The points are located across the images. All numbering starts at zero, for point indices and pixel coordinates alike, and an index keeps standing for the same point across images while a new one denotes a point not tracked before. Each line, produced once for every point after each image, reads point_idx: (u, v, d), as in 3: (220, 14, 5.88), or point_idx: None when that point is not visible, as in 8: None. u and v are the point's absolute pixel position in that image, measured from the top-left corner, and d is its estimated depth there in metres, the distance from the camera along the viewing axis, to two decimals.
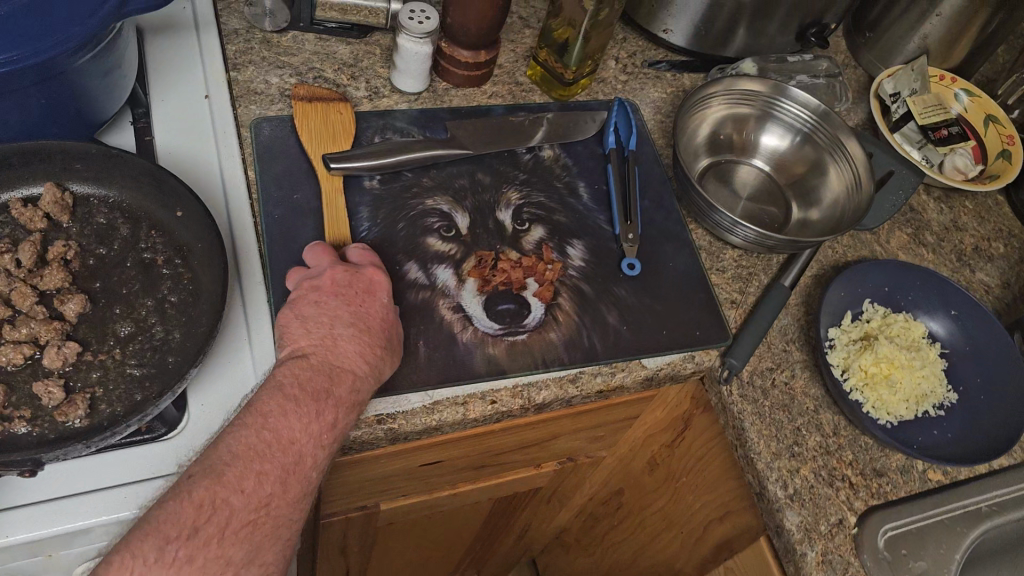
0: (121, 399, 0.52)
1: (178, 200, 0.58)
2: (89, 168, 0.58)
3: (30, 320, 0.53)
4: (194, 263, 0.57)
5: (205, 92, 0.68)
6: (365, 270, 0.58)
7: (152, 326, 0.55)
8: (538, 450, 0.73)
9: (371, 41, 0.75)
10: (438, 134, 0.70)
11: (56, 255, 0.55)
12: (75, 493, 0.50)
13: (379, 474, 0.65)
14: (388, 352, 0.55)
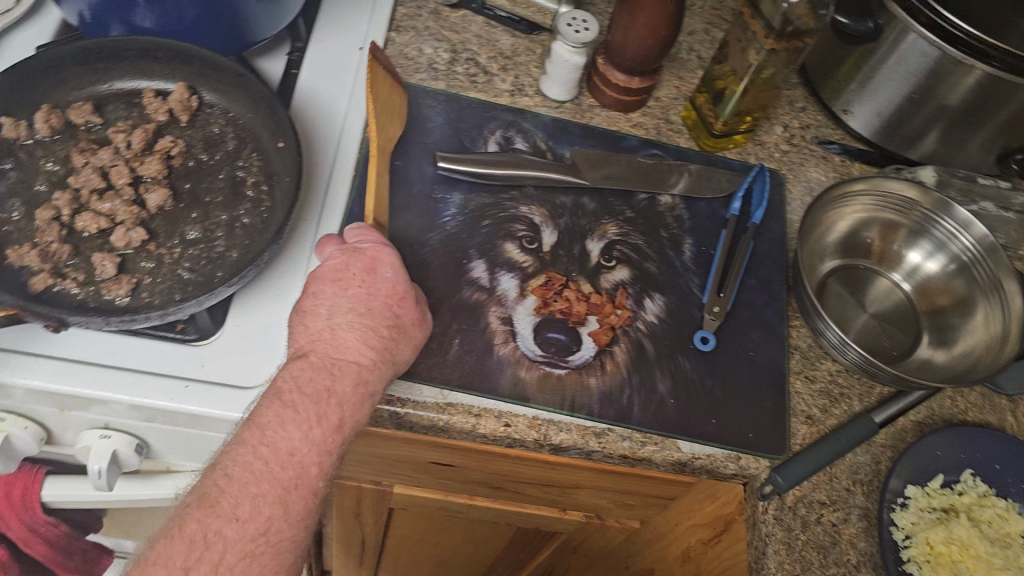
0: (162, 293, 0.54)
1: (283, 131, 0.60)
2: (222, 81, 0.62)
3: (116, 198, 0.56)
4: (277, 194, 0.59)
5: (360, 45, 0.71)
6: (369, 260, 0.53)
7: (217, 237, 0.57)
8: (562, 494, 0.67)
9: (536, 40, 0.74)
10: (560, 147, 0.67)
11: (163, 149, 0.59)
12: (96, 363, 0.53)
13: (388, 455, 0.63)
14: (400, 334, 0.52)
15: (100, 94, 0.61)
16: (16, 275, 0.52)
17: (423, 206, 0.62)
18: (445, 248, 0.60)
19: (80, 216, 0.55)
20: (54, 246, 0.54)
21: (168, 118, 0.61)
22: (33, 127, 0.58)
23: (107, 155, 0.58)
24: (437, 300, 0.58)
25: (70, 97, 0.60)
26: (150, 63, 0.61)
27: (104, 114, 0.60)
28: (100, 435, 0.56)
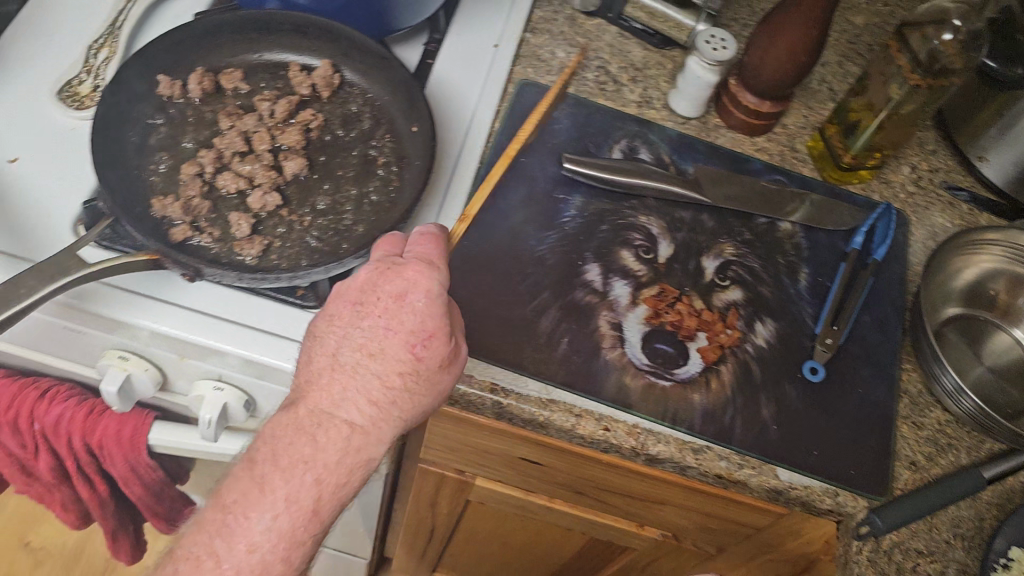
0: (290, 257, 0.56)
1: (418, 117, 0.61)
2: (363, 61, 0.64)
3: (256, 162, 0.58)
4: (406, 176, 0.60)
5: (495, 42, 0.72)
6: (399, 286, 0.47)
7: (346, 210, 0.58)
8: (643, 508, 0.67)
9: (668, 55, 0.74)
10: (683, 162, 0.67)
11: (303, 121, 0.61)
12: (220, 316, 0.55)
13: (478, 445, 0.63)
14: (420, 377, 0.46)
15: (248, 63, 0.63)
16: (159, 224, 0.55)
17: (545, 204, 0.62)
18: (562, 248, 0.61)
19: (222, 175, 0.57)
20: (196, 201, 0.56)
21: (311, 92, 0.62)
22: (185, 89, 0.61)
23: (251, 121, 0.60)
24: (550, 298, 0.59)
25: (221, 62, 0.63)
26: (300, 39, 0.64)
27: (251, 82, 0.63)
28: (214, 387, 0.58)
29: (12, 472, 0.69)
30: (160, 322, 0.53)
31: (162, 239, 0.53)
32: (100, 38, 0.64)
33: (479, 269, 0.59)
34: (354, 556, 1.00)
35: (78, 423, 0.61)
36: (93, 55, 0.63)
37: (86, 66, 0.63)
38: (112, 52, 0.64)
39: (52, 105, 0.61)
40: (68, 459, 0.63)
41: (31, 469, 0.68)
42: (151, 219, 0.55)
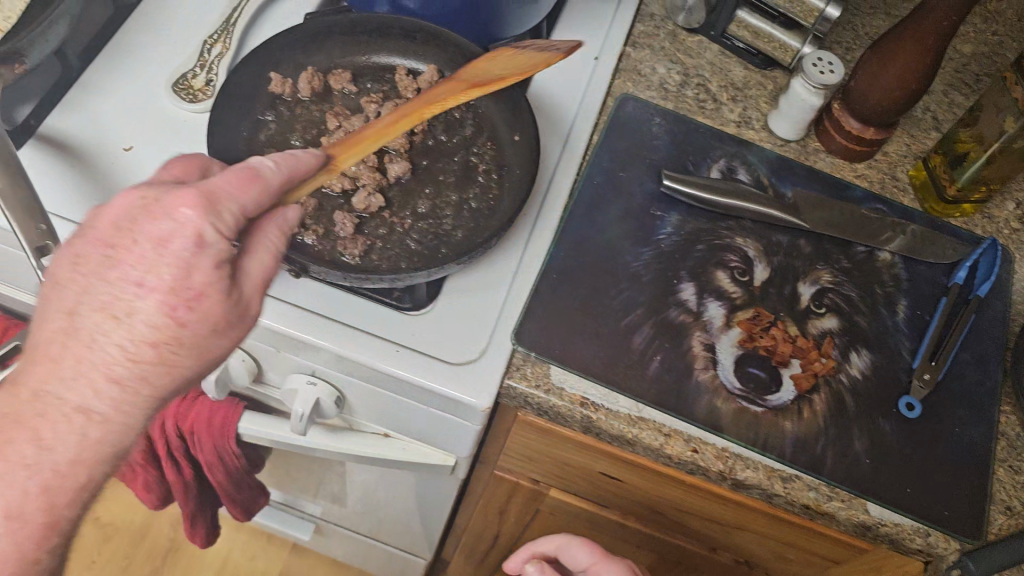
0: (390, 259, 0.56)
1: (520, 127, 0.61)
2: (468, 69, 0.63)
3: (361, 163, 0.59)
4: (506, 184, 0.61)
5: (595, 54, 0.71)
6: (161, 228, 0.40)
7: (447, 216, 0.59)
8: (719, 531, 0.66)
9: (770, 75, 0.73)
10: (782, 185, 0.66)
11: (408, 125, 0.61)
12: (321, 314, 0.57)
13: (558, 456, 0.63)
14: (182, 346, 0.41)
15: (356, 64, 0.64)
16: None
17: (642, 220, 0.62)
18: (657, 265, 0.61)
19: (328, 175, 0.58)
20: (302, 198, 0.57)
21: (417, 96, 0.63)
22: (296, 87, 0.62)
23: (358, 122, 0.61)
24: (643, 315, 0.58)
25: (331, 62, 0.64)
26: (408, 44, 0.64)
27: (359, 84, 0.64)
28: (307, 381, 0.59)
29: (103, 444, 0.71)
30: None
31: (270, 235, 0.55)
32: (216, 33, 0.66)
33: (574, 281, 0.59)
34: (415, 556, 1.01)
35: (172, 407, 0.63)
36: (207, 50, 0.65)
37: (200, 60, 0.65)
38: (225, 48, 0.65)
39: (168, 99, 0.63)
40: (160, 440, 0.65)
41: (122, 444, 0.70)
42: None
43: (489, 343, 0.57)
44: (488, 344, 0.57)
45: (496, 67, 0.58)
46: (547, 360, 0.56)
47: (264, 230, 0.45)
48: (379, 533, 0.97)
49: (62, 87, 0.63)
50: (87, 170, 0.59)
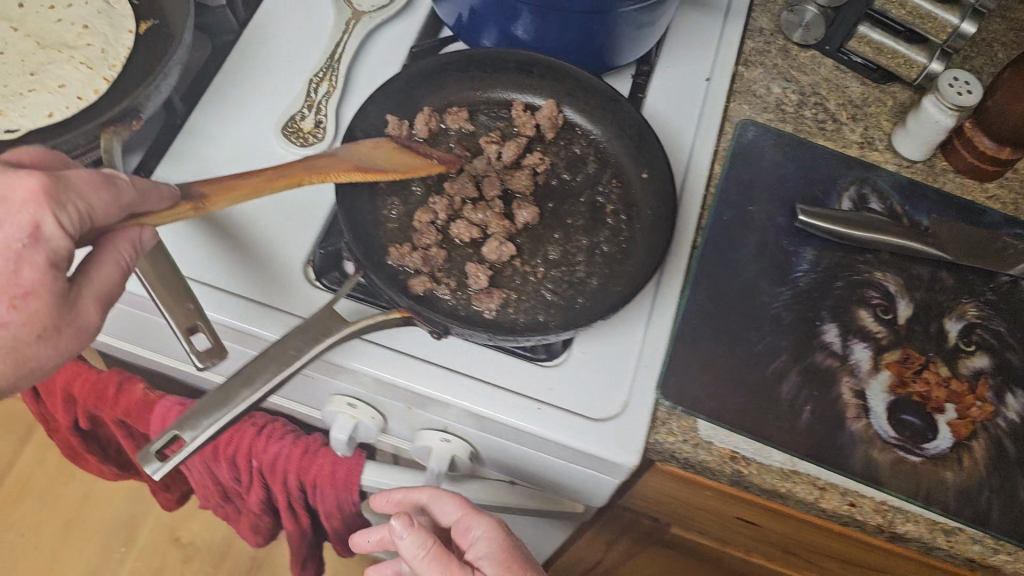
0: (526, 312, 0.54)
1: (649, 162, 0.59)
2: (588, 100, 0.61)
3: (487, 210, 0.57)
4: (637, 226, 0.58)
5: (706, 76, 0.68)
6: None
7: (581, 262, 0.56)
8: (852, 569, 0.65)
9: (888, 91, 0.69)
10: (917, 214, 0.63)
11: (532, 164, 0.59)
12: (456, 370, 0.54)
13: (693, 502, 0.62)
14: (2, 343, 0.41)
15: (473, 99, 0.62)
16: (397, 274, 0.54)
17: (777, 258, 0.60)
18: (797, 306, 0.58)
19: (455, 224, 0.56)
20: (432, 250, 0.55)
21: (535, 133, 0.60)
22: (411, 129, 0.59)
23: (481, 165, 0.58)
24: (788, 361, 0.56)
25: (447, 98, 0.61)
26: (524, 76, 0.62)
27: (474, 121, 0.61)
28: (442, 438, 0.57)
29: (213, 489, 0.70)
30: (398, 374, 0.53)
31: (403, 292, 0.53)
32: (320, 71, 0.63)
33: (714, 328, 0.57)
34: None
35: (293, 462, 0.61)
36: (314, 90, 0.62)
37: (307, 101, 0.62)
38: (332, 86, 0.62)
39: (277, 142, 0.60)
40: (280, 493, 0.64)
41: (233, 492, 0.69)
42: (391, 269, 0.54)
43: (630, 395, 0.55)
44: (629, 396, 0.55)
45: (385, 160, 0.55)
46: (695, 414, 0.54)
47: (116, 242, 0.44)
48: None
49: (171, 132, 0.61)
50: (209, 229, 0.58)
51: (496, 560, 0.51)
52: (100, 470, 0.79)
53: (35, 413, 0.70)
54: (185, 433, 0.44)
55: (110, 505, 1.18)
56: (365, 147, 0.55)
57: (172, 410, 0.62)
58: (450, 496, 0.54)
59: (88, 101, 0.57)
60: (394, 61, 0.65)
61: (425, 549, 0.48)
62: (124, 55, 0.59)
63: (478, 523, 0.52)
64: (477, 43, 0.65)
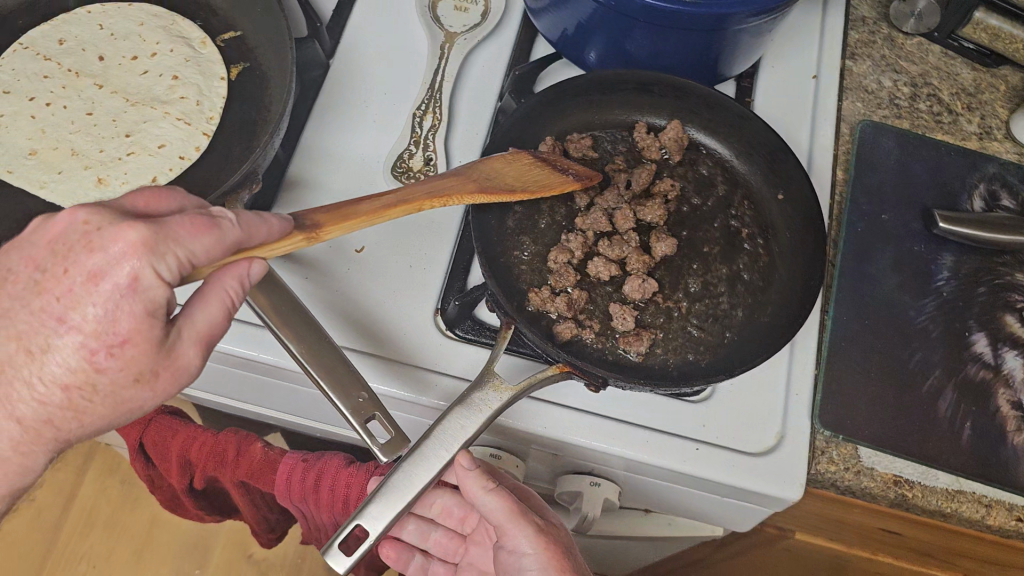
0: (676, 350, 0.52)
1: (784, 184, 0.58)
2: (715, 119, 0.60)
3: (624, 244, 0.55)
4: (774, 250, 0.57)
5: (813, 72, 0.66)
6: (93, 262, 0.36)
7: (723, 292, 0.54)
8: (992, 568, 0.65)
9: (1000, 75, 0.67)
10: None
11: (663, 189, 0.57)
12: (606, 416, 0.53)
13: (838, 518, 0.61)
14: (98, 389, 0.38)
15: (591, 121, 0.61)
16: (538, 320, 0.52)
17: (916, 268, 0.58)
18: (943, 316, 0.57)
19: (592, 261, 0.54)
20: (574, 294, 0.52)
21: (660, 157, 0.59)
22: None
23: (612, 198, 0.57)
24: (943, 376, 0.55)
25: (564, 126, 0.61)
26: (645, 96, 0.61)
27: (598, 148, 0.60)
28: (591, 482, 0.55)
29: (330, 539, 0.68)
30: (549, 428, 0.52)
31: (551, 340, 0.50)
32: (423, 103, 0.60)
33: (863, 348, 0.55)
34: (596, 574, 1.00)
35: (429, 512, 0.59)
36: (419, 124, 0.59)
37: (413, 137, 0.59)
38: (437, 119, 0.59)
39: (388, 185, 0.58)
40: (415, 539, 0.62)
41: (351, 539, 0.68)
42: (533, 314, 0.52)
43: (785, 426, 0.53)
44: (786, 427, 0.53)
45: (515, 176, 0.52)
46: (855, 441, 0.53)
47: (220, 280, 0.39)
48: None
49: (273, 181, 0.57)
50: (328, 281, 0.54)
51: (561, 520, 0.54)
52: (199, 517, 0.76)
53: (141, 476, 0.67)
54: (365, 523, 0.43)
55: (179, 531, 1.17)
56: (496, 163, 0.51)
57: (297, 468, 0.59)
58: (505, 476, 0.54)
59: (191, 159, 0.53)
60: (495, 87, 0.63)
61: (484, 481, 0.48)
62: (221, 105, 0.56)
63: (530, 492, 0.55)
64: (581, 58, 0.62)
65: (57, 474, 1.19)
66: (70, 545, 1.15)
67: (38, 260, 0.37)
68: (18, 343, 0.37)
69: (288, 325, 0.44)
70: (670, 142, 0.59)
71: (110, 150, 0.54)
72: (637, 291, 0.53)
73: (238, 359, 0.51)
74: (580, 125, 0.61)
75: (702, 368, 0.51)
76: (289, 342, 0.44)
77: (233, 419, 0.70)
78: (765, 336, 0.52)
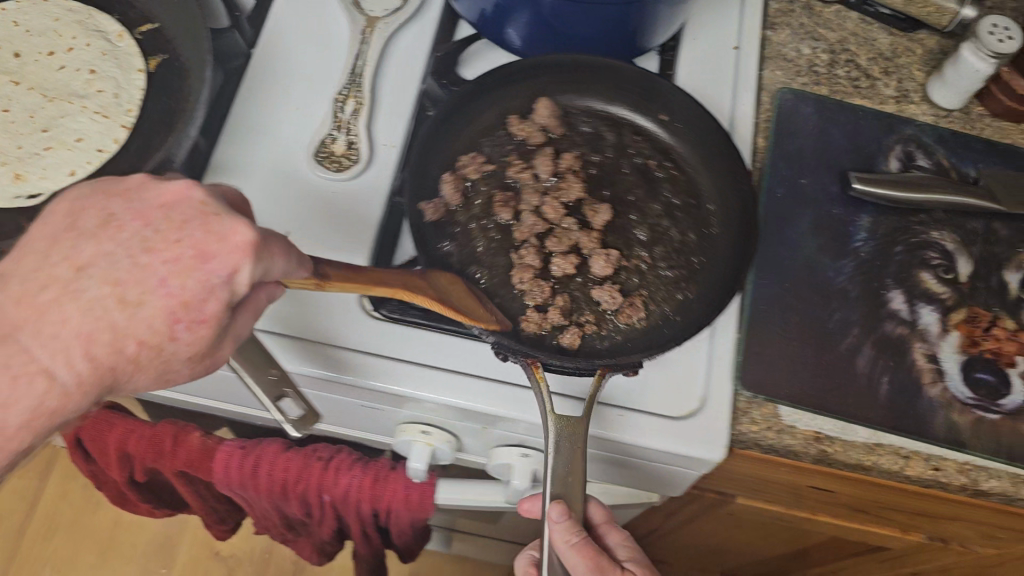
0: (666, 299, 0.54)
1: (664, 106, 0.61)
2: (572, 75, 0.62)
3: (570, 233, 0.56)
4: (688, 167, 0.60)
5: (734, 43, 0.66)
6: (205, 240, 0.36)
7: (671, 223, 0.57)
8: (923, 519, 0.67)
9: (917, 39, 0.68)
10: (964, 165, 0.62)
11: (567, 166, 0.59)
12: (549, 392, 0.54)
13: (769, 477, 0.62)
14: (159, 355, 0.36)
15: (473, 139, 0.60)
16: (541, 341, 0.52)
17: (834, 230, 0.59)
18: (862, 276, 0.58)
19: (554, 264, 0.55)
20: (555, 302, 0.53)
21: (545, 137, 0.61)
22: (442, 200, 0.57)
23: (535, 197, 0.58)
24: (861, 334, 0.56)
25: (461, 142, 0.60)
26: (503, 87, 0.61)
27: (491, 148, 0.60)
28: (521, 453, 0.57)
29: (277, 523, 0.70)
30: (605, 430, 0.52)
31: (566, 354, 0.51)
32: (343, 88, 0.60)
33: (783, 311, 0.57)
34: None
35: (365, 491, 0.61)
36: (341, 108, 0.60)
37: (335, 121, 0.60)
38: (359, 103, 0.60)
39: (311, 171, 0.58)
40: (354, 520, 0.64)
41: (299, 522, 0.69)
42: (534, 338, 0.52)
43: (707, 390, 0.54)
44: (708, 392, 0.54)
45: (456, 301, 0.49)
46: (775, 400, 0.54)
47: (254, 293, 0.41)
48: (524, 538, 0.97)
49: (195, 172, 0.57)
50: None
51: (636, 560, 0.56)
52: (150, 512, 0.76)
53: (83, 471, 0.68)
54: None
55: (144, 531, 1.17)
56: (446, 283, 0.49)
57: (236, 454, 0.60)
58: (597, 501, 0.57)
59: (109, 152, 0.54)
60: (418, 68, 0.63)
61: (582, 543, 0.48)
62: (140, 97, 0.56)
63: (612, 531, 0.57)
64: (503, 39, 0.63)
65: (16, 480, 1.19)
66: (33, 551, 1.15)
67: (148, 219, 0.36)
68: (113, 288, 0.35)
69: None
70: (545, 120, 0.61)
71: (28, 145, 0.54)
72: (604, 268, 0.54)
73: None
74: (482, 124, 0.61)
75: (703, 305, 0.54)
76: None
77: (176, 413, 0.70)
78: (729, 263, 0.56)
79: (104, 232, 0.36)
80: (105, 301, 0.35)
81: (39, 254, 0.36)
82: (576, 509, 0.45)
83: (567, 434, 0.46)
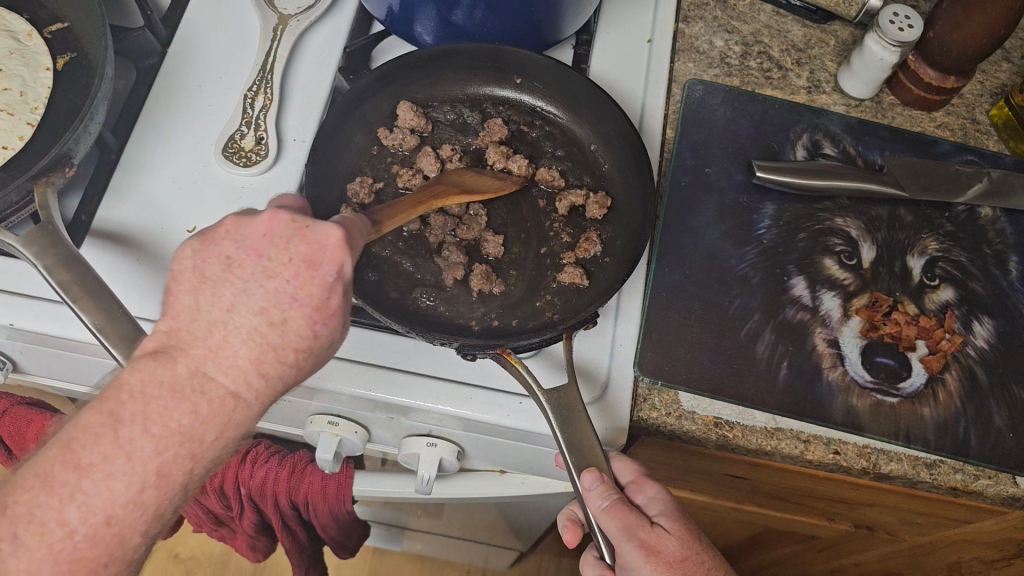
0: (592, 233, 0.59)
1: (517, 71, 0.64)
2: (418, 75, 0.63)
3: (475, 221, 0.58)
4: (560, 122, 0.64)
5: (648, 37, 0.67)
6: (308, 251, 0.38)
7: (564, 171, 0.62)
8: (843, 505, 0.66)
9: (830, 30, 0.70)
10: (871, 153, 0.64)
11: (447, 155, 0.60)
12: (452, 380, 0.54)
13: (682, 466, 0.62)
14: (312, 355, 0.39)
15: (357, 159, 0.61)
16: (508, 329, 0.54)
17: (739, 218, 0.60)
18: (764, 263, 0.59)
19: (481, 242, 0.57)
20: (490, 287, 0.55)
21: (416, 139, 0.61)
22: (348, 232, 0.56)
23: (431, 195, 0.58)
24: (762, 320, 0.57)
25: (359, 140, 0.61)
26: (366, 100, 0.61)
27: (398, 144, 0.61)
28: (427, 442, 0.57)
29: (205, 518, 0.71)
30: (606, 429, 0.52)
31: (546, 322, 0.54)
32: (254, 84, 0.61)
33: (685, 297, 0.57)
34: (504, 547, 1.02)
35: (282, 483, 0.62)
36: (250, 105, 0.60)
37: (244, 118, 0.60)
38: (268, 99, 0.60)
39: (220, 167, 0.58)
40: (274, 514, 0.65)
41: (225, 517, 0.70)
42: (499, 329, 0.54)
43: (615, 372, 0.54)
44: (614, 370, 0.54)
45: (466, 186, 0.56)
46: (675, 387, 0.54)
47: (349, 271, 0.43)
48: (472, 535, 0.97)
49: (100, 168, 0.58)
50: (151, 264, 0.54)
51: (670, 516, 0.47)
52: None
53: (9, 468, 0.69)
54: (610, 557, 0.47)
55: None
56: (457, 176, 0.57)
57: None
58: (622, 456, 0.49)
59: (13, 149, 0.54)
60: (329, 65, 0.64)
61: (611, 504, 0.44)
62: (46, 95, 0.57)
63: (646, 485, 0.48)
64: (412, 36, 0.64)
65: None
66: None
67: (259, 250, 0.39)
68: (261, 316, 0.37)
69: (88, 295, 0.45)
70: (413, 123, 0.61)
71: None
72: (602, 205, 0.58)
73: (54, 339, 0.52)
74: (378, 120, 0.63)
75: (624, 239, 0.58)
76: (85, 316, 0.45)
77: None
78: (629, 198, 0.60)
79: (232, 274, 0.38)
80: (258, 329, 0.37)
81: (189, 310, 0.37)
82: (605, 472, 0.45)
83: (562, 408, 0.46)
